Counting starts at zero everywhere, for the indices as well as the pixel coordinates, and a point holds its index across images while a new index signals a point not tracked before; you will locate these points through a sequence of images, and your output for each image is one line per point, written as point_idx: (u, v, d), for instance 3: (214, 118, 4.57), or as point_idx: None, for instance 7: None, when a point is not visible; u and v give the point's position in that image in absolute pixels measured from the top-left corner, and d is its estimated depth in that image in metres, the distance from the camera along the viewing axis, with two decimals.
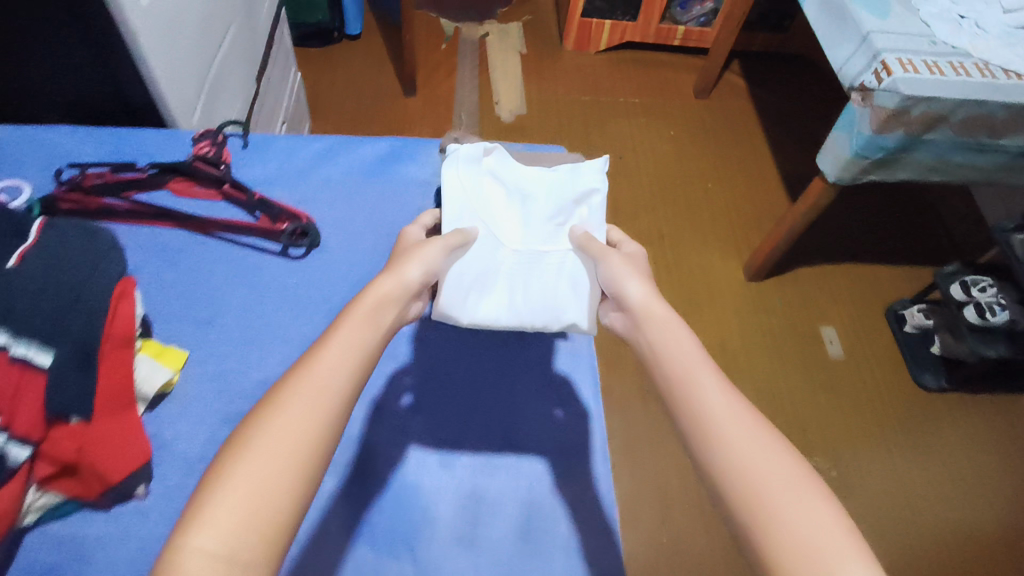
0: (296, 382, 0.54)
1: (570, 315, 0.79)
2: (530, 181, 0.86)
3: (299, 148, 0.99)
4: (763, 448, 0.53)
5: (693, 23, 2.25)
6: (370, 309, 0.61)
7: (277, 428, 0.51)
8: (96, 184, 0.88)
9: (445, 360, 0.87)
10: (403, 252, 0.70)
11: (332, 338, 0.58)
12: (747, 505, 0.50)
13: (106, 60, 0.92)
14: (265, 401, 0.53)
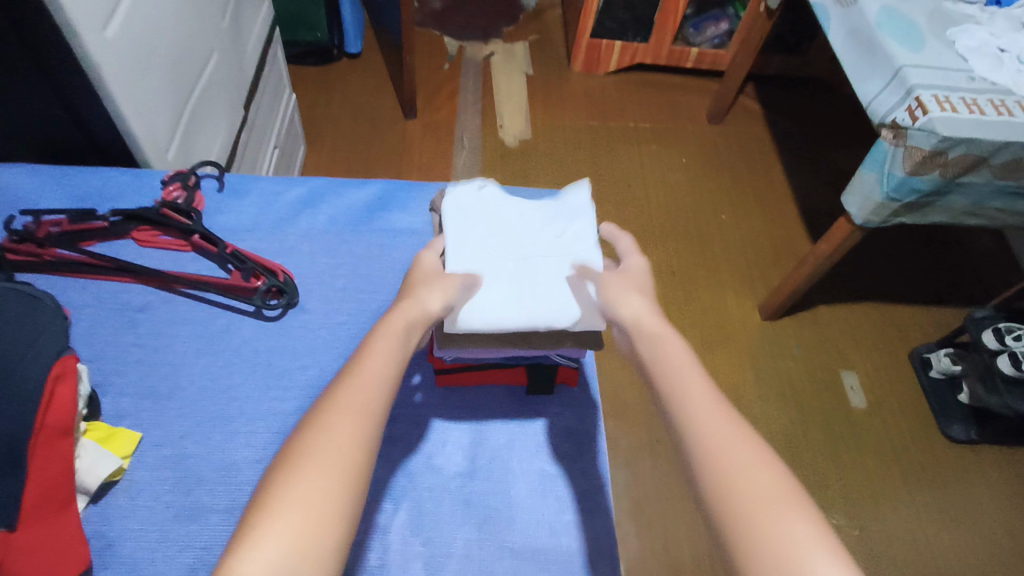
0: (339, 397, 0.48)
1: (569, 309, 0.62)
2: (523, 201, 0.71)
3: (280, 193, 0.90)
4: (748, 454, 0.46)
5: (707, 44, 2.16)
6: (403, 328, 0.55)
7: (326, 450, 0.45)
8: (51, 233, 0.79)
9: (428, 441, 0.71)
10: (426, 275, 0.61)
11: (370, 354, 0.52)
12: (731, 521, 0.43)
13: (67, 94, 0.83)
14: (306, 420, 0.47)
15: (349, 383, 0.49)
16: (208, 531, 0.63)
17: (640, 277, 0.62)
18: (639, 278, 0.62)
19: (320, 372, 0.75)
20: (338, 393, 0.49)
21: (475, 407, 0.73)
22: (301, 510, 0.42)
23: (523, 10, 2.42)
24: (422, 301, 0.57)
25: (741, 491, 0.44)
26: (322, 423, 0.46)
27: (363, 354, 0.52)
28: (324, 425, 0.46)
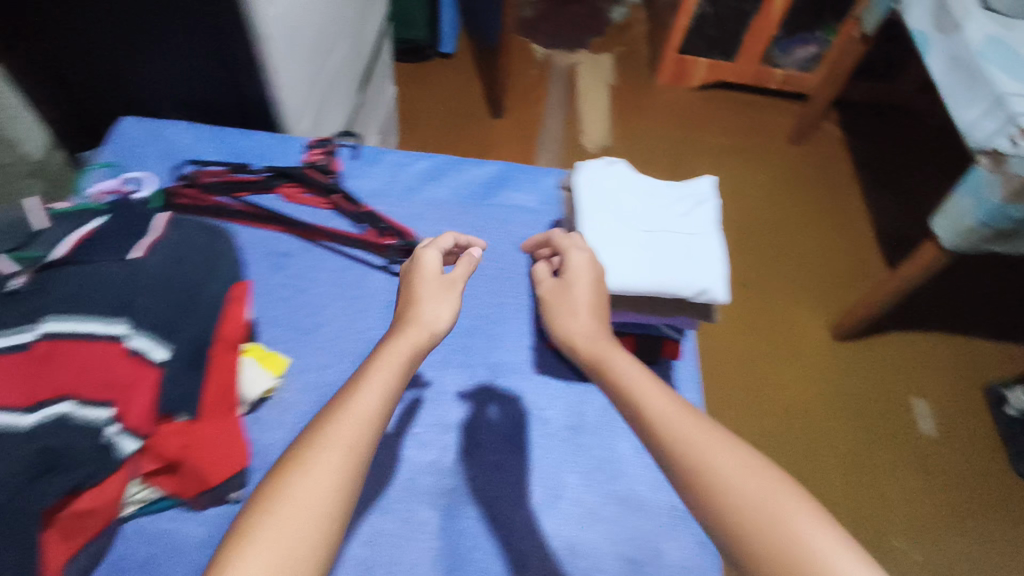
0: (327, 434, 0.52)
1: (702, 283, 0.66)
2: (651, 184, 0.75)
3: (407, 165, 0.98)
4: (746, 465, 0.49)
5: (793, 66, 2.18)
6: (405, 355, 0.60)
7: (310, 484, 0.49)
8: (213, 182, 0.89)
9: (542, 397, 0.78)
10: (435, 289, 0.69)
11: (364, 387, 0.56)
12: (744, 526, 0.45)
13: (233, 62, 0.93)
14: (290, 456, 0.51)
15: (341, 416, 0.53)
16: None
17: (576, 282, 0.64)
18: (579, 281, 0.64)
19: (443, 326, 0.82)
20: (326, 427, 0.53)
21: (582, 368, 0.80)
22: (277, 544, 0.46)
23: (610, 22, 2.49)
24: (428, 320, 0.65)
25: (738, 501, 0.46)
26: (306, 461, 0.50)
27: (357, 386, 0.56)
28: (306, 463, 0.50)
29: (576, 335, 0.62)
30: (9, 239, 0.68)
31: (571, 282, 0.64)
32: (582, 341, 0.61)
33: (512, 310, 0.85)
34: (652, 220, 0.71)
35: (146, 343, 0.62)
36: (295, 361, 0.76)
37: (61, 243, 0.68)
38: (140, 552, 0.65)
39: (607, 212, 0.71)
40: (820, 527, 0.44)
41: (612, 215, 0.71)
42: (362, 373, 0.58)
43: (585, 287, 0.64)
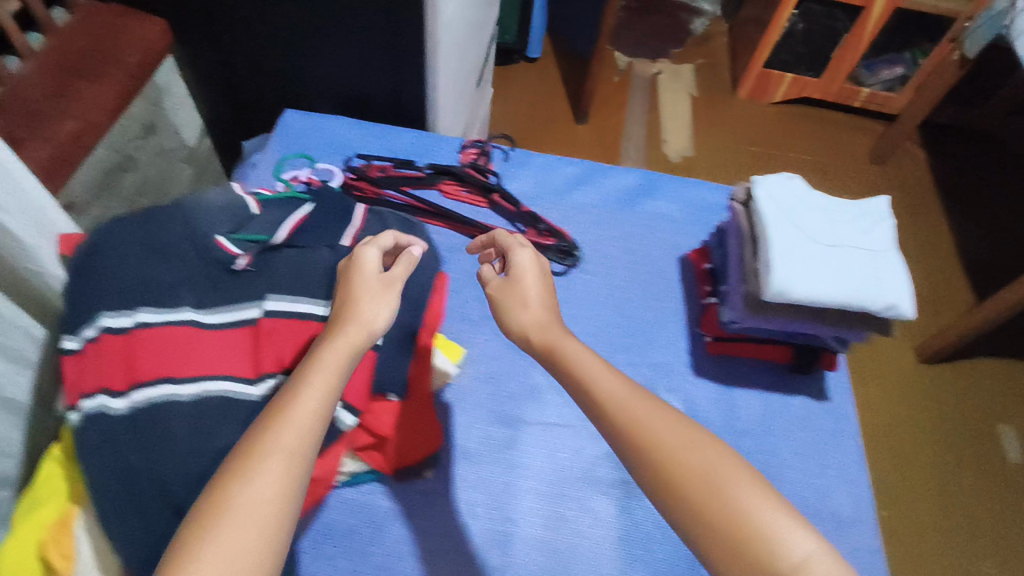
0: (267, 441, 0.46)
1: (890, 296, 0.68)
2: (827, 201, 0.77)
3: (555, 169, 1.01)
4: (686, 439, 0.49)
5: (879, 86, 2.17)
6: (344, 358, 0.54)
7: (252, 499, 0.43)
8: (380, 176, 0.94)
9: (707, 400, 0.81)
10: (377, 287, 0.61)
11: (305, 392, 0.50)
12: (677, 492, 0.46)
13: (399, 65, 0.98)
14: (225, 470, 0.45)
15: (276, 425, 0.47)
16: (521, 440, 0.76)
17: (524, 272, 0.65)
18: (528, 276, 0.65)
19: (604, 327, 0.87)
20: (264, 434, 0.47)
21: (740, 372, 0.84)
22: None
23: (691, 34, 2.51)
24: (365, 321, 0.58)
25: (678, 471, 0.47)
26: (244, 473, 0.44)
27: (294, 394, 0.50)
28: (244, 475, 0.44)
29: (528, 323, 0.61)
30: (228, 220, 0.74)
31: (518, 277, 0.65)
32: (534, 332, 0.61)
33: (667, 315, 0.88)
34: (835, 235, 0.73)
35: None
36: (471, 348, 0.82)
37: (281, 227, 0.73)
38: (345, 521, 0.69)
39: (795, 225, 0.73)
40: (763, 503, 0.44)
41: (797, 227, 0.73)
42: (301, 377, 0.52)
43: (533, 277, 0.65)
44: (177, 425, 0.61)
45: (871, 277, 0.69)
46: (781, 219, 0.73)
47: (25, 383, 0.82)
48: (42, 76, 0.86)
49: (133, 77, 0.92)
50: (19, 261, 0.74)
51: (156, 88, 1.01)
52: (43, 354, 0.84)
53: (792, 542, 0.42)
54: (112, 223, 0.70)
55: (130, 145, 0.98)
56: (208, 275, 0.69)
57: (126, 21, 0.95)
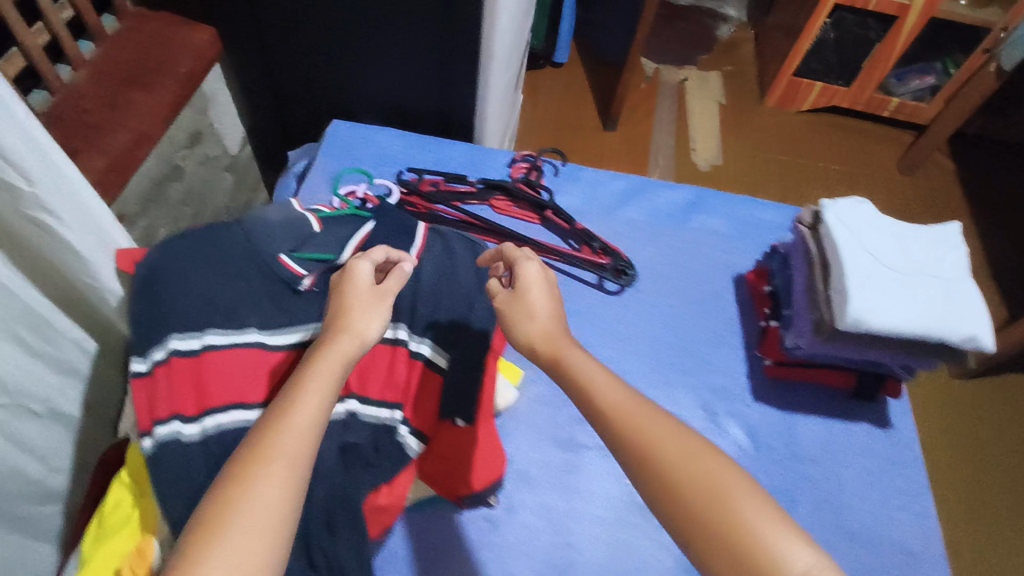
0: (268, 447, 0.46)
1: (969, 327, 0.66)
2: (897, 226, 0.76)
3: (605, 184, 0.99)
4: (687, 447, 0.47)
5: (908, 95, 2.14)
6: (341, 364, 0.53)
7: (258, 505, 0.43)
8: (431, 191, 0.93)
9: (768, 426, 0.80)
10: (371, 298, 0.60)
11: (305, 398, 0.50)
12: (679, 502, 0.45)
13: (451, 76, 0.97)
14: (227, 476, 0.45)
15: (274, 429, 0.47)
16: (582, 465, 0.74)
17: (530, 282, 0.63)
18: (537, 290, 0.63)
19: (662, 349, 0.85)
20: (266, 439, 0.47)
21: (803, 396, 0.82)
22: None
23: (718, 40, 2.49)
24: (360, 330, 0.56)
25: (678, 480, 0.45)
26: (248, 479, 0.44)
27: (292, 398, 0.49)
28: (249, 481, 0.44)
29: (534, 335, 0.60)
30: (289, 239, 0.71)
31: (525, 287, 0.62)
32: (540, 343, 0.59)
33: (727, 337, 0.86)
34: (908, 262, 0.72)
35: (428, 347, 0.67)
36: (530, 367, 0.81)
37: (346, 247, 0.72)
38: (410, 547, 0.67)
39: (869, 251, 0.71)
40: (764, 514, 0.43)
41: (869, 254, 0.71)
42: (299, 381, 0.51)
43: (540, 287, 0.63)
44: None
45: (947, 308, 0.68)
46: (853, 246, 0.71)
47: (76, 396, 0.82)
48: (97, 88, 0.85)
49: (184, 87, 0.90)
50: (79, 275, 0.71)
51: (204, 98, 1.00)
52: (94, 367, 0.83)
53: (791, 557, 0.41)
54: (172, 241, 0.69)
55: (177, 155, 0.97)
56: (272, 296, 0.68)
57: (178, 30, 0.94)
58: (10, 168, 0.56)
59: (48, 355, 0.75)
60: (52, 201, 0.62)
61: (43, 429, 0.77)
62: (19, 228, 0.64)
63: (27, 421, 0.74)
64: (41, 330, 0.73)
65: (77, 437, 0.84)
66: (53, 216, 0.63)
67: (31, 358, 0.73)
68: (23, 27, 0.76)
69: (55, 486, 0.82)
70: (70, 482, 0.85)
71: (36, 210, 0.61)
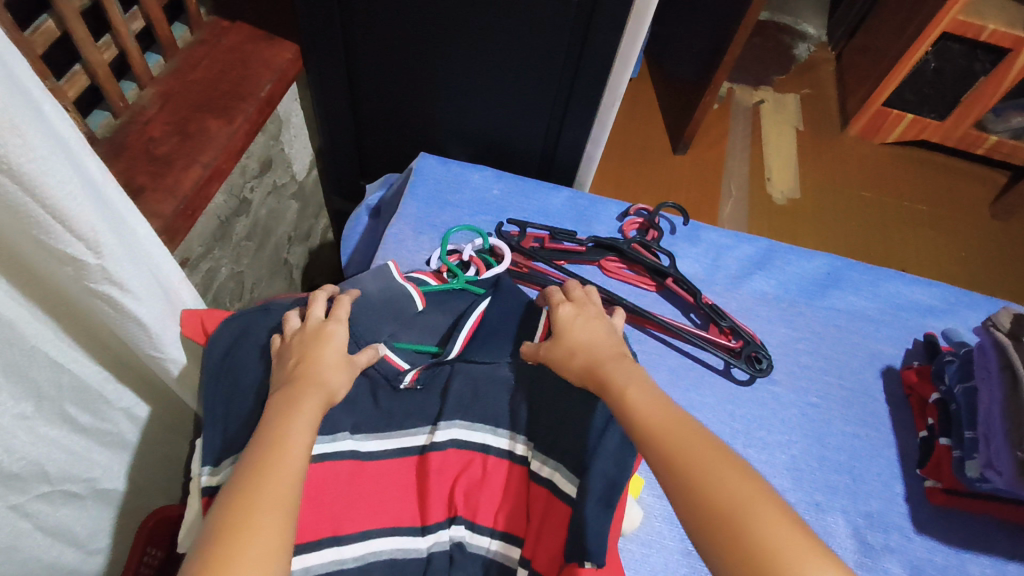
0: (259, 493, 0.41)
1: None
2: None
3: (731, 248, 0.88)
4: (708, 452, 0.43)
5: (1008, 133, 1.92)
6: (318, 411, 0.49)
7: (256, 557, 0.38)
8: (534, 248, 0.82)
9: (935, 567, 0.66)
10: (338, 359, 0.54)
11: (290, 440, 0.45)
12: (701, 503, 0.41)
13: (563, 109, 0.85)
14: (213, 527, 0.39)
15: (264, 475, 0.42)
16: None
17: (567, 317, 0.60)
18: (575, 328, 0.59)
19: (802, 459, 0.72)
20: (253, 483, 0.42)
21: (975, 529, 0.68)
22: None
23: (795, 60, 2.27)
24: (331, 385, 0.52)
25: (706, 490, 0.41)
26: (246, 526, 0.39)
27: (275, 441, 0.45)
28: (245, 528, 0.39)
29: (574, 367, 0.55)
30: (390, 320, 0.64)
31: (562, 330, 0.59)
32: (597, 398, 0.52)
33: (877, 447, 0.74)
34: None
35: (555, 468, 0.56)
36: (651, 480, 0.69)
37: (456, 338, 0.64)
38: None
39: None
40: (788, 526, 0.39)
41: None
42: (277, 424, 0.46)
43: (581, 320, 0.60)
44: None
45: None
46: None
47: (121, 470, 0.71)
48: (166, 113, 0.75)
49: (263, 113, 0.80)
50: (141, 346, 0.60)
51: (278, 121, 0.89)
52: (144, 433, 0.73)
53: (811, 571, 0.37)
54: (247, 319, 0.63)
55: (247, 187, 0.86)
56: (371, 391, 0.60)
57: (260, 48, 0.83)
58: (75, 239, 0.45)
59: (93, 429, 0.64)
60: (120, 272, 0.51)
61: (83, 511, 0.67)
62: (80, 297, 0.53)
63: (66, 505, 0.64)
64: (87, 403, 0.62)
65: (118, 513, 0.73)
66: (119, 288, 0.52)
67: (75, 435, 0.62)
68: (90, 43, 0.65)
69: (89, 569, 0.71)
70: (107, 562, 0.74)
71: (102, 283, 0.50)
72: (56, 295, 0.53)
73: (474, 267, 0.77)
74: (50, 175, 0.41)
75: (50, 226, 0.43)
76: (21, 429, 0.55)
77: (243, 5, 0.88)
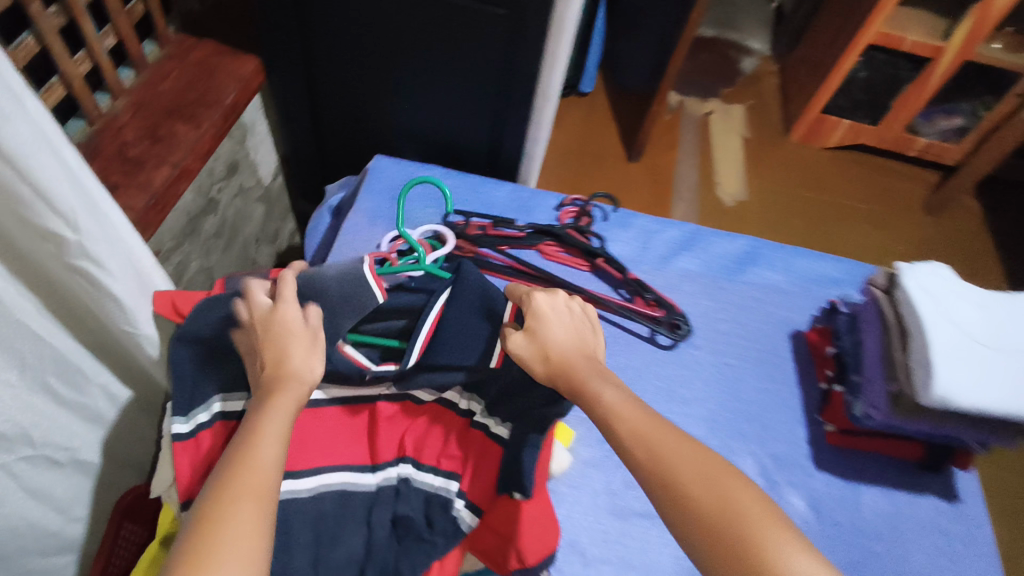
0: (236, 482, 0.45)
1: None
2: (982, 292, 0.72)
3: (659, 232, 0.97)
4: (670, 444, 0.48)
5: (937, 136, 2.06)
6: (293, 407, 0.52)
7: (234, 540, 0.41)
8: (478, 235, 0.90)
9: (830, 498, 0.75)
10: (291, 340, 0.57)
11: (264, 439, 0.48)
12: (690, 508, 0.44)
13: (502, 110, 0.94)
14: (194, 522, 0.43)
15: (240, 468, 0.46)
16: (637, 536, 0.71)
17: (546, 309, 0.60)
18: (548, 326, 0.59)
19: (718, 411, 0.81)
20: (230, 480, 0.45)
21: (865, 463, 0.78)
22: None
23: (740, 73, 2.42)
24: (303, 376, 0.55)
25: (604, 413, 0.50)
26: (222, 513, 0.42)
27: (251, 437, 0.48)
28: (223, 514, 0.42)
29: (523, 350, 0.58)
30: (351, 315, 0.63)
31: (537, 328, 0.59)
32: (539, 364, 0.57)
33: (784, 400, 0.83)
34: (990, 331, 0.69)
35: (490, 415, 0.64)
36: (579, 429, 0.77)
37: (412, 346, 0.63)
38: None
39: (952, 322, 0.68)
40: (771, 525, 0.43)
41: (954, 325, 0.67)
42: (252, 423, 0.50)
43: (559, 314, 0.61)
44: (298, 529, 0.58)
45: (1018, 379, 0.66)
46: (935, 317, 0.68)
47: (98, 443, 0.77)
48: (138, 120, 0.83)
49: (228, 118, 0.88)
50: (116, 321, 0.68)
51: (243, 128, 0.97)
52: (122, 410, 0.80)
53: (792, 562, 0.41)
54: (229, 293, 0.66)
55: (214, 188, 0.93)
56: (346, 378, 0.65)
57: (223, 61, 0.92)
58: (56, 216, 0.53)
59: (73, 401, 0.71)
60: (96, 248, 0.58)
61: (63, 478, 0.73)
62: (61, 273, 0.60)
63: (47, 470, 0.70)
64: (68, 375, 0.69)
65: (95, 484, 0.79)
66: (96, 263, 0.59)
67: (56, 405, 0.69)
68: (67, 57, 0.73)
69: (70, 535, 0.77)
70: (86, 531, 0.80)
71: (80, 257, 0.58)
72: (38, 272, 0.61)
73: (421, 249, 0.85)
74: (33, 157, 0.48)
75: (35, 203, 0.51)
76: (8, 394, 0.62)
77: (209, 22, 0.96)
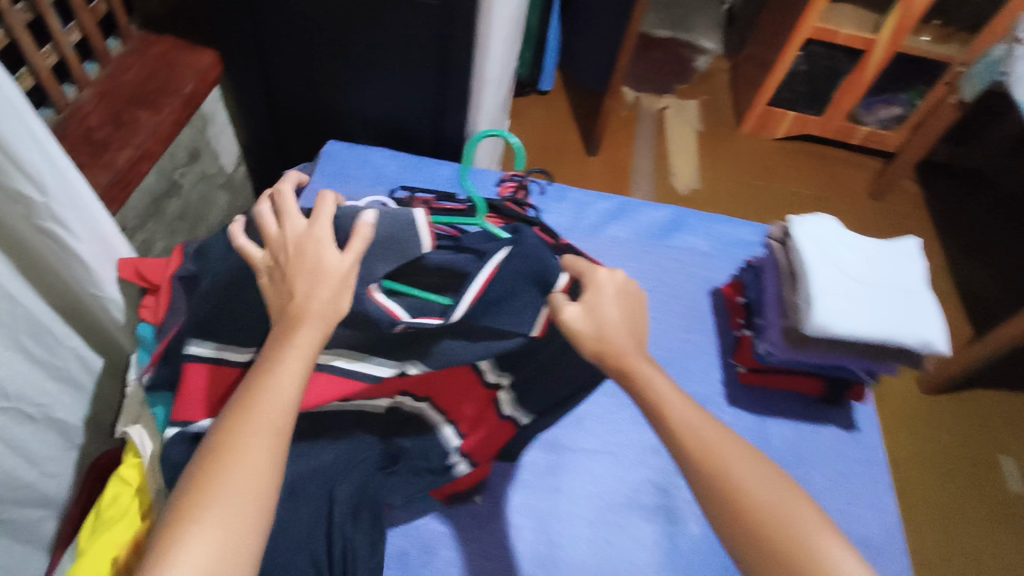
0: (252, 417, 0.49)
1: (927, 334, 0.73)
2: (865, 243, 0.82)
3: (591, 204, 1.06)
4: (716, 444, 0.52)
5: (877, 124, 2.18)
6: (314, 345, 0.54)
7: (245, 473, 0.46)
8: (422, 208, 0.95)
9: (739, 428, 0.84)
10: (327, 271, 0.57)
11: (282, 375, 0.52)
12: (750, 515, 0.48)
13: (443, 95, 1.02)
14: (208, 452, 0.47)
15: (258, 403, 0.50)
16: (565, 465, 0.80)
17: (605, 284, 0.60)
18: (605, 300, 0.59)
19: None
20: (245, 415, 0.49)
21: (771, 398, 0.87)
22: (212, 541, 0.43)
23: (694, 70, 2.52)
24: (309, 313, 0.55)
25: None
26: (238, 447, 0.47)
27: (270, 371, 0.52)
28: (238, 448, 0.47)
29: (577, 321, 0.58)
30: (389, 260, 0.68)
31: (595, 303, 0.59)
32: (588, 339, 0.57)
33: (702, 346, 0.91)
34: (871, 273, 0.78)
35: (517, 410, 0.76)
36: None
37: (462, 300, 0.66)
38: (399, 542, 0.73)
39: (836, 266, 0.77)
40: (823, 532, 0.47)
41: (838, 269, 0.77)
42: (273, 355, 0.53)
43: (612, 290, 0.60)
44: None
45: (897, 312, 0.74)
46: (824, 263, 0.76)
47: (68, 403, 0.83)
48: (102, 108, 0.90)
49: (187, 106, 0.95)
50: (83, 284, 0.75)
51: (203, 117, 1.04)
52: (91, 373, 0.86)
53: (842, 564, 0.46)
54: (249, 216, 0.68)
55: (177, 172, 1.01)
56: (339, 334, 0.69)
57: (181, 54, 0.99)
58: (26, 180, 0.60)
59: (46, 361, 0.77)
60: (61, 212, 0.66)
61: (36, 433, 0.79)
62: (30, 238, 0.67)
63: (21, 425, 0.76)
64: (41, 337, 0.75)
65: (67, 442, 0.85)
66: (62, 226, 0.67)
67: (29, 363, 0.75)
68: (34, 49, 0.80)
69: (44, 490, 0.82)
70: (61, 489, 0.86)
71: (47, 220, 0.65)
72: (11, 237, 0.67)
73: None
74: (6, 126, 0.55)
75: (6, 167, 0.58)
76: None
77: (167, 20, 1.03)
